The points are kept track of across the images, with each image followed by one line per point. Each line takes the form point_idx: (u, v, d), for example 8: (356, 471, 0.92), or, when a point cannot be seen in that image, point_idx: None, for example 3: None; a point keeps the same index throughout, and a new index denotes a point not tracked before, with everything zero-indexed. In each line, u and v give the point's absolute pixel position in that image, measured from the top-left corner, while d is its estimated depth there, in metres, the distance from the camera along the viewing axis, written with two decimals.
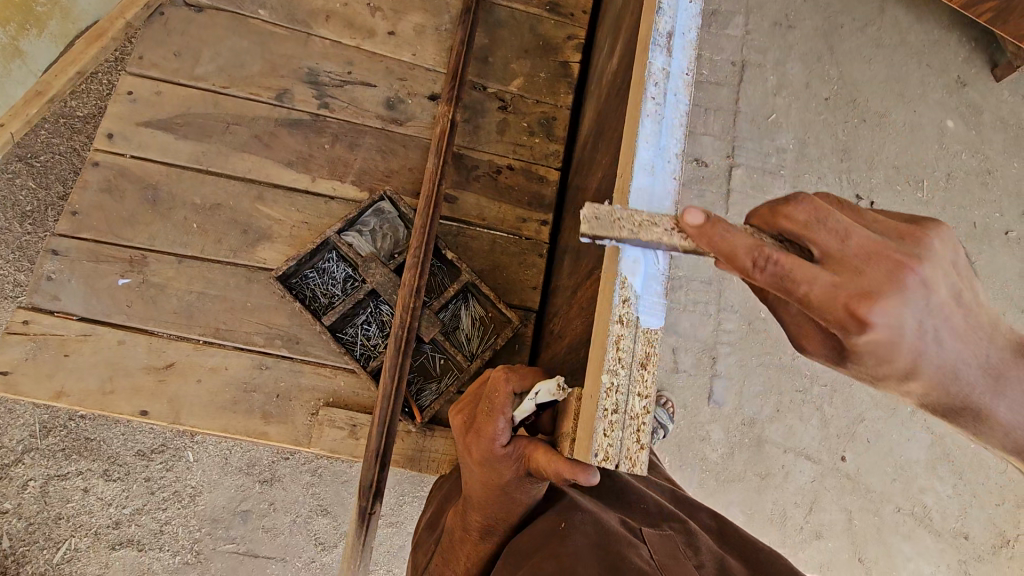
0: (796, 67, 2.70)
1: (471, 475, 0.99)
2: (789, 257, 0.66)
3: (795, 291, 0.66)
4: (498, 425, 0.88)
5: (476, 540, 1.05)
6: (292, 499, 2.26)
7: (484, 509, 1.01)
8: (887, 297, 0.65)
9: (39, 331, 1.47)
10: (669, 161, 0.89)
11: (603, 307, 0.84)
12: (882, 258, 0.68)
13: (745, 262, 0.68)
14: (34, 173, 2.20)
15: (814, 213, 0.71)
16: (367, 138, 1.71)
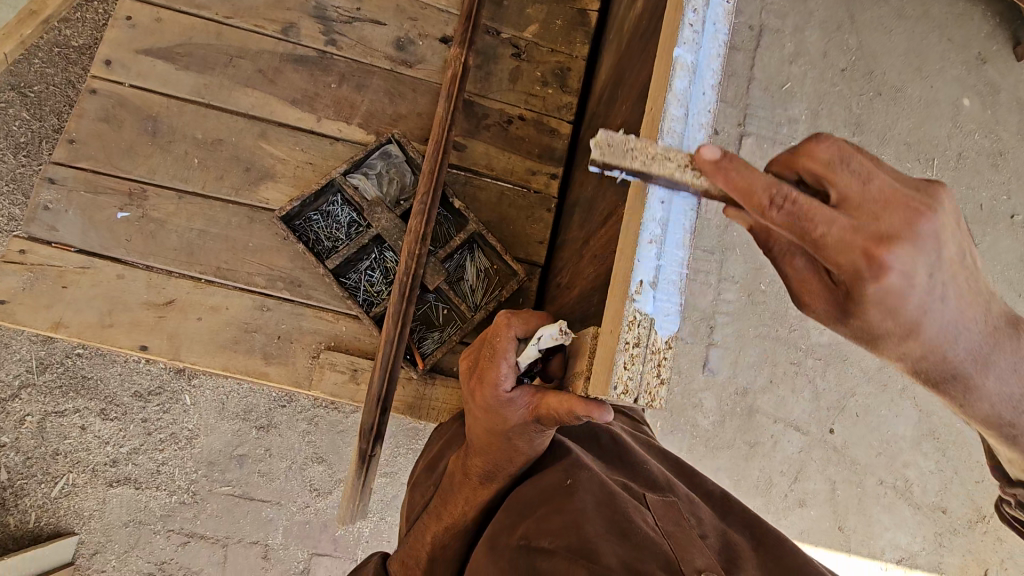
0: (816, 33, 2.61)
1: (473, 421, 0.99)
2: (807, 199, 0.68)
3: (813, 231, 0.70)
4: (500, 369, 0.88)
5: (477, 485, 1.07)
6: (288, 445, 2.28)
7: (486, 455, 1.02)
8: (895, 242, 0.70)
9: (36, 261, 1.45)
10: (704, 94, 0.79)
11: (625, 247, 0.79)
12: (897, 205, 0.72)
13: (762, 199, 0.69)
14: (29, 104, 2.12)
15: (839, 154, 0.73)
16: (376, 79, 1.65)
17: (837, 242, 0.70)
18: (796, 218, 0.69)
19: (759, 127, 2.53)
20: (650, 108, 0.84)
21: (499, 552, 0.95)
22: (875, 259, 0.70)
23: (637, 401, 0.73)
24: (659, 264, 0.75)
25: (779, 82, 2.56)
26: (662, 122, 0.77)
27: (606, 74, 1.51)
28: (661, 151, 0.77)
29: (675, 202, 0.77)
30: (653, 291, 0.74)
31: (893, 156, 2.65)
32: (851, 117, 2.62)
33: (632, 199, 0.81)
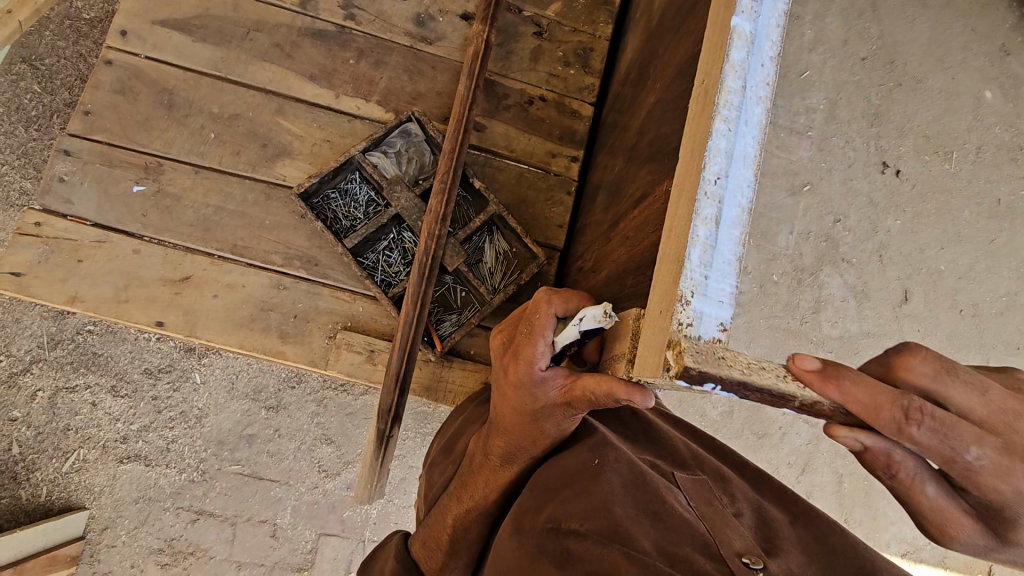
0: (838, 20, 2.55)
1: (502, 399, 0.97)
2: (944, 412, 0.63)
3: (961, 455, 0.64)
4: (538, 347, 0.85)
5: (501, 463, 1.06)
6: (297, 426, 2.28)
7: (511, 434, 1.00)
8: None
9: (50, 234, 1.43)
10: (764, 66, 0.75)
11: (676, 225, 0.76)
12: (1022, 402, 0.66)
13: (894, 417, 0.63)
14: (40, 77, 2.09)
15: (943, 367, 0.67)
16: (395, 56, 1.61)
17: (983, 459, 0.63)
18: (935, 437, 0.63)
19: (778, 116, 2.48)
20: (702, 82, 0.80)
21: (525, 534, 0.94)
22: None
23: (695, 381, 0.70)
24: (716, 244, 0.72)
25: (799, 70, 2.51)
26: (719, 95, 0.73)
27: (632, 54, 1.47)
28: (717, 125, 0.73)
29: (731, 180, 0.73)
30: (707, 271, 0.72)
31: (912, 148, 2.60)
32: (871, 107, 2.56)
33: (683, 177, 0.78)
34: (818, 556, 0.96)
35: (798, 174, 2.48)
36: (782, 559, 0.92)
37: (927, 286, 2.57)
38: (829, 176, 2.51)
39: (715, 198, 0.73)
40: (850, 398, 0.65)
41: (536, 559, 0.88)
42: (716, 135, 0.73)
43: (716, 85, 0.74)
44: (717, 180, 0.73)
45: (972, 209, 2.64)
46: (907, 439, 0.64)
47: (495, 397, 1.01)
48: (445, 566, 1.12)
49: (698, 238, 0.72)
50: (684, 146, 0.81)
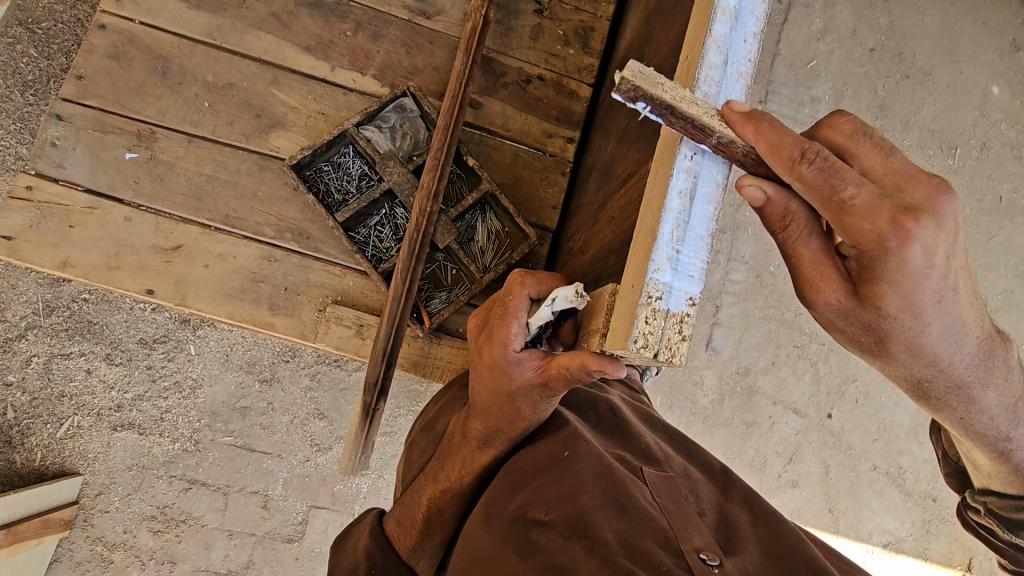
0: (847, 9, 2.51)
1: (478, 382, 0.99)
2: (834, 157, 0.70)
3: (838, 193, 0.69)
4: (512, 328, 0.88)
5: (477, 447, 1.07)
6: (290, 400, 2.30)
7: (489, 417, 1.02)
8: (920, 214, 0.69)
9: (42, 198, 1.43)
10: (744, 44, 0.77)
11: (653, 200, 0.76)
12: (921, 181, 0.72)
13: (793, 151, 0.70)
14: (37, 41, 2.07)
15: (862, 129, 0.77)
16: (392, 29, 1.59)
17: (857, 196, 0.69)
18: (822, 174, 0.70)
19: (780, 105, 2.46)
20: (685, 57, 0.81)
21: (495, 522, 0.97)
22: (902, 227, 0.69)
23: (658, 355, 0.72)
24: (689, 219, 0.74)
25: (804, 59, 2.48)
26: (700, 70, 0.74)
27: (632, 34, 1.45)
28: (697, 99, 0.75)
29: (706, 157, 0.76)
30: (679, 247, 0.73)
31: (914, 142, 2.58)
32: (876, 99, 2.54)
33: (662, 150, 0.79)
34: (775, 556, 0.98)
35: None
36: (739, 558, 0.94)
37: None
38: None
39: (689, 171, 0.75)
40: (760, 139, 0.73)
41: (505, 548, 0.92)
42: (695, 110, 0.74)
43: (697, 60, 0.75)
44: (693, 155, 0.75)
45: (972, 206, 2.63)
46: (798, 177, 0.71)
47: (472, 379, 1.03)
48: (419, 545, 1.14)
49: (674, 209, 0.73)
50: None
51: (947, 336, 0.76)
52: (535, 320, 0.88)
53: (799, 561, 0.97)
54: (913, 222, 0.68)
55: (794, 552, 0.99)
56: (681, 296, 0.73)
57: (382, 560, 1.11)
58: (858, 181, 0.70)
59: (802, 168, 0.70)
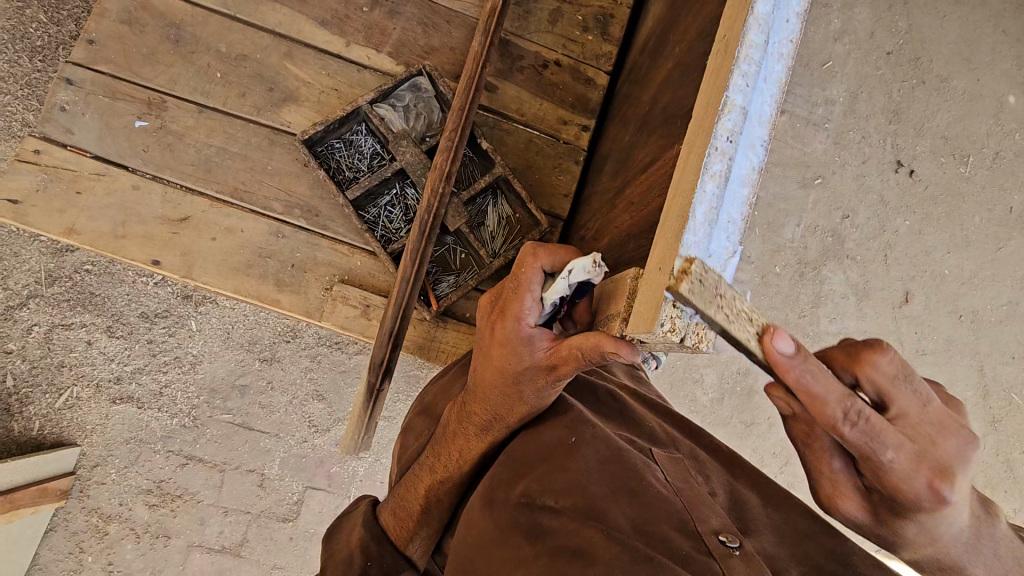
0: (865, 11, 2.48)
1: (485, 360, 0.97)
2: (877, 416, 0.66)
3: (876, 452, 0.67)
4: (524, 301, 0.87)
5: (479, 431, 1.05)
6: (290, 380, 2.29)
7: (494, 400, 1.00)
8: (952, 473, 0.68)
9: (50, 163, 1.41)
10: (787, 22, 0.73)
11: (686, 180, 0.74)
12: (953, 429, 0.68)
13: (835, 414, 0.65)
14: (46, 6, 2.04)
15: (903, 370, 0.68)
16: (410, 7, 1.57)
17: (895, 461, 0.68)
18: (863, 436, 0.67)
19: (795, 106, 2.44)
20: (724, 34, 0.77)
21: (498, 507, 0.95)
22: (936, 487, 0.68)
23: (682, 339, 0.70)
24: (721, 204, 0.72)
25: (820, 60, 2.45)
26: (740, 48, 0.71)
27: (653, 22, 1.42)
28: (736, 78, 0.72)
29: (740, 147, 0.72)
30: (710, 230, 0.72)
31: (927, 148, 2.55)
32: (891, 103, 2.51)
33: (696, 131, 0.76)
34: (789, 538, 1.00)
35: (810, 167, 2.45)
36: (756, 539, 0.98)
37: (928, 289, 2.55)
38: (841, 171, 2.47)
39: (725, 154, 0.72)
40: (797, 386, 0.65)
41: (512, 530, 0.90)
42: (733, 89, 0.72)
43: (738, 36, 0.72)
44: (730, 137, 0.72)
45: (982, 215, 2.60)
46: (839, 435, 0.67)
47: (478, 359, 1.00)
48: (414, 533, 1.13)
49: (706, 193, 0.71)
50: (697, 105, 0.79)
51: (965, 551, 0.76)
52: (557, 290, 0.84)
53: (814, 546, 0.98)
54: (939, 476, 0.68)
55: (807, 539, 1.01)
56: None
57: (376, 552, 1.08)
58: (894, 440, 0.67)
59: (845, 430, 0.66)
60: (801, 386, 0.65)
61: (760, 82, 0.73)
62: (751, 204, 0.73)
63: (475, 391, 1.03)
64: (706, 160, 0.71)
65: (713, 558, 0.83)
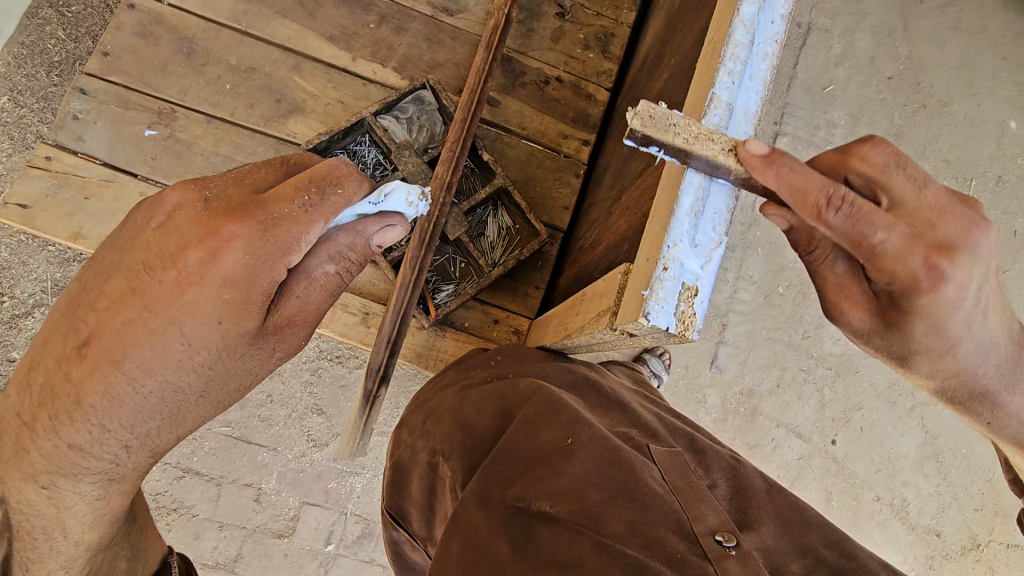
0: (866, 37, 2.53)
1: (165, 312, 0.85)
2: (862, 200, 0.76)
3: (869, 235, 0.77)
4: (314, 226, 0.90)
5: (104, 447, 0.87)
6: (290, 394, 2.15)
7: (148, 385, 0.86)
8: (956, 250, 0.80)
9: (61, 169, 1.45)
10: (771, 24, 0.89)
11: (674, 167, 0.87)
12: (948, 213, 0.81)
13: (819, 199, 0.76)
14: (66, 23, 2.12)
15: (891, 159, 0.83)
16: (416, 24, 1.61)
17: (887, 242, 0.78)
18: (849, 222, 0.77)
19: (796, 128, 2.46)
20: (711, 35, 0.91)
21: (491, 507, 0.89)
22: (932, 268, 0.79)
23: (670, 328, 0.83)
24: (706, 193, 0.86)
25: (821, 83, 2.49)
26: (727, 48, 0.86)
27: (652, 38, 1.45)
28: (722, 76, 0.85)
29: (728, 134, 0.85)
30: (697, 220, 0.86)
31: (929, 172, 2.56)
32: (892, 126, 2.53)
33: (684, 126, 0.88)
34: (792, 527, 0.98)
35: None
36: (755, 533, 0.94)
37: None
38: None
39: (711, 148, 0.84)
40: (779, 183, 0.77)
41: (496, 536, 0.85)
42: (720, 87, 0.85)
43: (725, 37, 0.86)
44: (716, 131, 0.85)
45: None
46: (824, 224, 0.78)
47: (134, 298, 0.84)
48: None
49: (694, 183, 0.83)
50: (688, 98, 0.91)
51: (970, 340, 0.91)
52: (339, 215, 0.96)
53: (817, 537, 0.97)
54: (945, 259, 0.79)
55: (809, 525, 0.99)
56: (693, 273, 0.85)
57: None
58: (926, 176, 0.84)
59: (826, 217, 0.77)
60: (786, 179, 0.77)
61: (746, 78, 0.87)
62: (737, 195, 0.87)
63: (96, 360, 0.82)
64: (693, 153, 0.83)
65: (710, 563, 0.78)
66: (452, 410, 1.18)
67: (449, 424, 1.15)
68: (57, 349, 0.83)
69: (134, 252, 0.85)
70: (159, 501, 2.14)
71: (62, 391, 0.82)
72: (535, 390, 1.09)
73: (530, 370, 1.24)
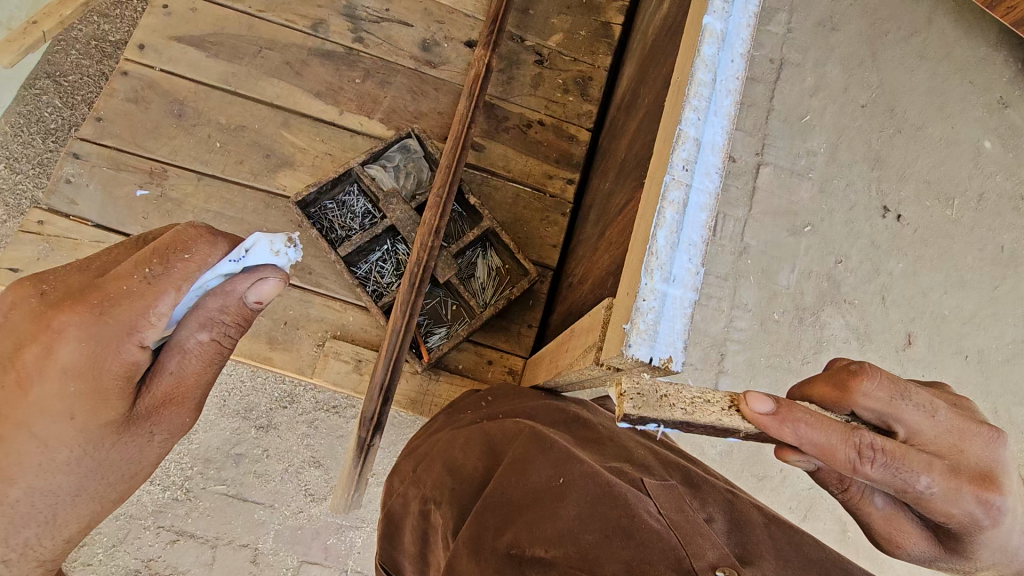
0: (837, 69, 2.63)
1: (14, 417, 0.91)
2: (888, 446, 0.82)
3: (909, 477, 0.82)
4: (158, 299, 0.93)
5: (3, 543, 0.96)
6: (286, 447, 2.11)
7: (23, 482, 0.94)
8: (983, 476, 0.85)
9: (52, 232, 1.47)
10: (733, 61, 0.91)
11: (649, 202, 0.90)
12: (961, 434, 0.86)
13: (850, 454, 0.81)
14: (62, 92, 2.19)
15: (896, 391, 0.86)
16: (400, 77, 1.67)
17: (928, 484, 0.83)
18: (886, 471, 0.82)
19: (777, 158, 2.53)
20: (677, 75, 0.95)
21: (484, 557, 0.86)
22: (971, 495, 0.84)
23: (654, 361, 0.84)
24: (681, 226, 0.87)
25: (799, 113, 2.57)
26: (690, 86, 0.89)
27: (627, 79, 1.51)
28: (687, 113, 0.89)
29: (698, 167, 0.88)
30: (673, 250, 0.86)
31: (912, 193, 2.62)
32: (870, 152, 2.60)
33: (657, 162, 0.92)
34: (793, 562, 0.95)
35: (799, 215, 2.50)
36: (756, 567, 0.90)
37: (930, 331, 2.54)
38: (830, 218, 2.52)
39: (683, 182, 0.87)
40: (809, 439, 0.82)
41: None
42: (686, 123, 0.88)
43: (688, 77, 0.90)
44: (686, 166, 0.88)
45: (975, 255, 2.63)
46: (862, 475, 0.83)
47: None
48: None
49: (666, 216, 0.86)
50: (659, 135, 0.95)
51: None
52: (193, 283, 0.97)
53: None
54: (991, 492, 0.85)
55: (810, 559, 0.96)
56: (675, 302, 0.85)
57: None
58: (933, 400, 0.88)
59: (864, 471, 0.82)
60: (809, 438, 0.82)
61: (711, 112, 0.90)
62: (710, 226, 0.87)
63: None
64: (664, 188, 0.86)
65: None
66: (443, 455, 1.15)
67: (439, 470, 1.12)
68: None
69: None
70: (153, 567, 2.07)
71: None
72: (524, 430, 1.08)
73: (520, 409, 1.22)
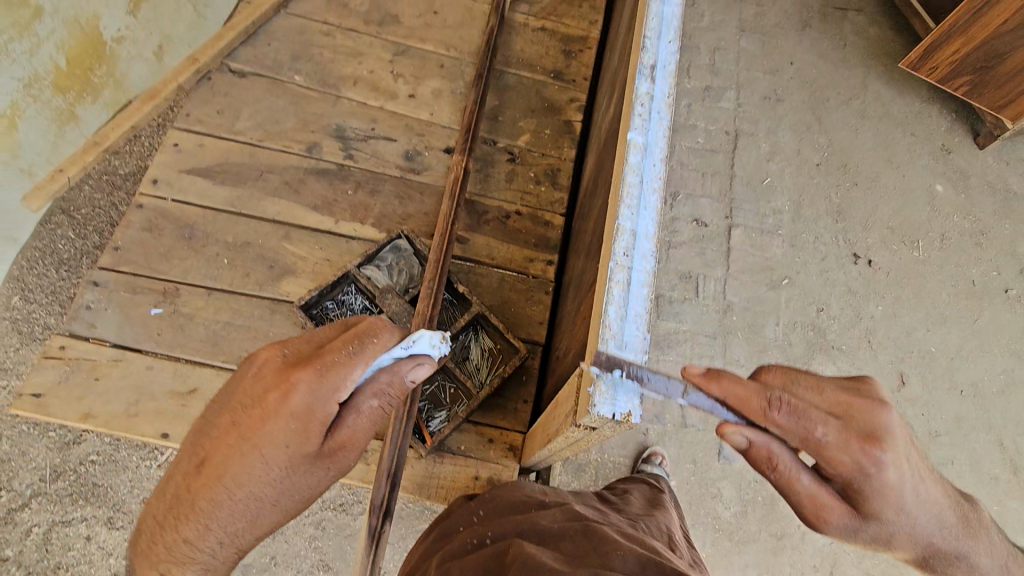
0: (787, 135, 2.89)
1: (253, 439, 1.02)
2: (792, 400, 0.91)
3: (810, 425, 0.90)
4: (354, 370, 1.05)
5: (205, 541, 1.04)
6: (294, 553, 2.09)
7: (240, 493, 1.03)
8: (879, 436, 0.90)
9: (73, 356, 1.57)
10: (654, 167, 1.11)
11: (601, 282, 1.04)
12: (853, 401, 0.93)
13: (762, 404, 0.91)
14: (75, 225, 2.36)
15: (790, 373, 0.96)
16: (387, 185, 1.86)
17: (827, 435, 0.90)
18: (792, 419, 0.91)
19: (746, 220, 2.72)
20: (614, 179, 1.14)
21: None
22: (871, 452, 0.89)
23: (616, 415, 0.94)
24: (627, 301, 1.00)
25: (759, 178, 2.80)
26: (622, 188, 1.07)
27: (590, 168, 1.69)
28: (623, 209, 1.06)
29: (637, 251, 1.04)
30: (622, 321, 0.99)
31: (878, 240, 2.79)
32: (832, 206, 2.81)
33: (604, 250, 1.08)
34: None
35: (775, 270, 2.66)
36: None
37: (922, 368, 2.60)
38: (804, 270, 2.68)
39: (625, 265, 1.02)
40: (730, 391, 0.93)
41: None
42: (622, 217, 1.05)
43: (620, 180, 1.09)
44: (626, 252, 1.03)
45: (949, 291, 2.75)
46: (773, 423, 0.92)
47: (231, 434, 1.04)
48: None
49: (614, 293, 1.00)
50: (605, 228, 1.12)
51: (927, 512, 0.97)
52: (375, 360, 1.11)
53: None
54: (876, 445, 0.90)
55: None
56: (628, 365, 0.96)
57: None
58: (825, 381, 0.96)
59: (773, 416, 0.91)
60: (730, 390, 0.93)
61: (642, 207, 1.08)
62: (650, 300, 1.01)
63: (208, 475, 1.03)
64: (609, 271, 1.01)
65: None
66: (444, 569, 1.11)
67: None
68: (184, 467, 1.06)
69: (236, 397, 1.07)
70: None
71: (185, 497, 1.03)
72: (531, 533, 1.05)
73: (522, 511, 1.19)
